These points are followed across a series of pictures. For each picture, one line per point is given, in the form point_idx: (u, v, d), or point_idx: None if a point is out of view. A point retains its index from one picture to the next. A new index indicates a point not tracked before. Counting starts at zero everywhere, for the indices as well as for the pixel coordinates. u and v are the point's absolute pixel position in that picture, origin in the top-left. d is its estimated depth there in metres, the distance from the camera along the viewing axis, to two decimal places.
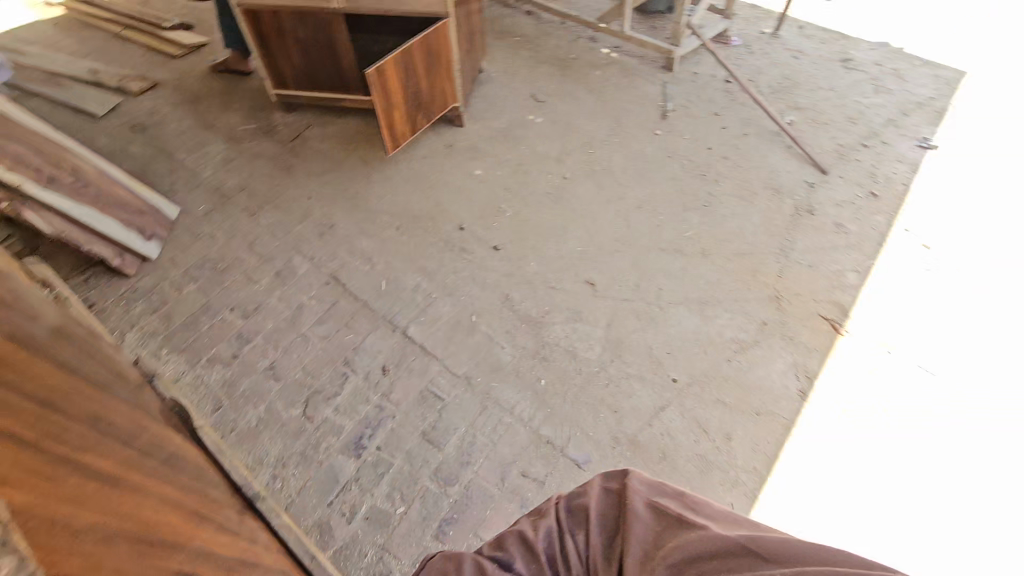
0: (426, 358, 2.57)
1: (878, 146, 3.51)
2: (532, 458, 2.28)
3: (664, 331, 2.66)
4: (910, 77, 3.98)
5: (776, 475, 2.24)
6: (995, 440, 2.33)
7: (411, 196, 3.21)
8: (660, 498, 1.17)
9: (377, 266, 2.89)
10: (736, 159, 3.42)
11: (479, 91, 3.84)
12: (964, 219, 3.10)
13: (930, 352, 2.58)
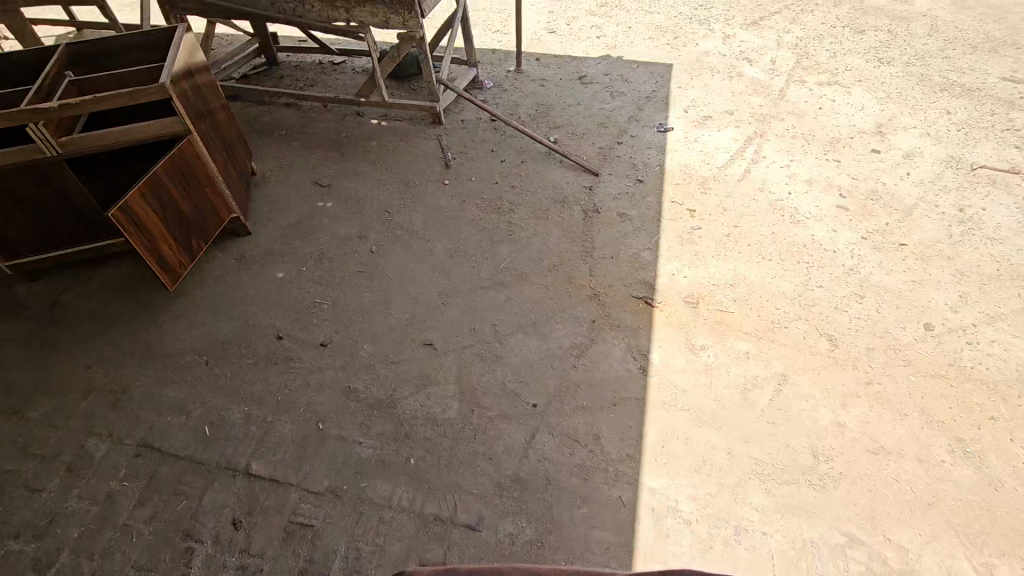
0: (280, 490, 2.31)
1: (629, 140, 4.05)
2: (425, 544, 2.15)
3: (509, 363, 2.72)
4: (634, 78, 4.70)
5: (648, 453, 2.38)
6: (789, 350, 2.74)
7: (213, 323, 2.92)
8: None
9: (194, 412, 2.56)
10: (522, 185, 3.69)
11: (258, 193, 3.68)
12: (709, 180, 3.69)
13: (724, 295, 2.99)
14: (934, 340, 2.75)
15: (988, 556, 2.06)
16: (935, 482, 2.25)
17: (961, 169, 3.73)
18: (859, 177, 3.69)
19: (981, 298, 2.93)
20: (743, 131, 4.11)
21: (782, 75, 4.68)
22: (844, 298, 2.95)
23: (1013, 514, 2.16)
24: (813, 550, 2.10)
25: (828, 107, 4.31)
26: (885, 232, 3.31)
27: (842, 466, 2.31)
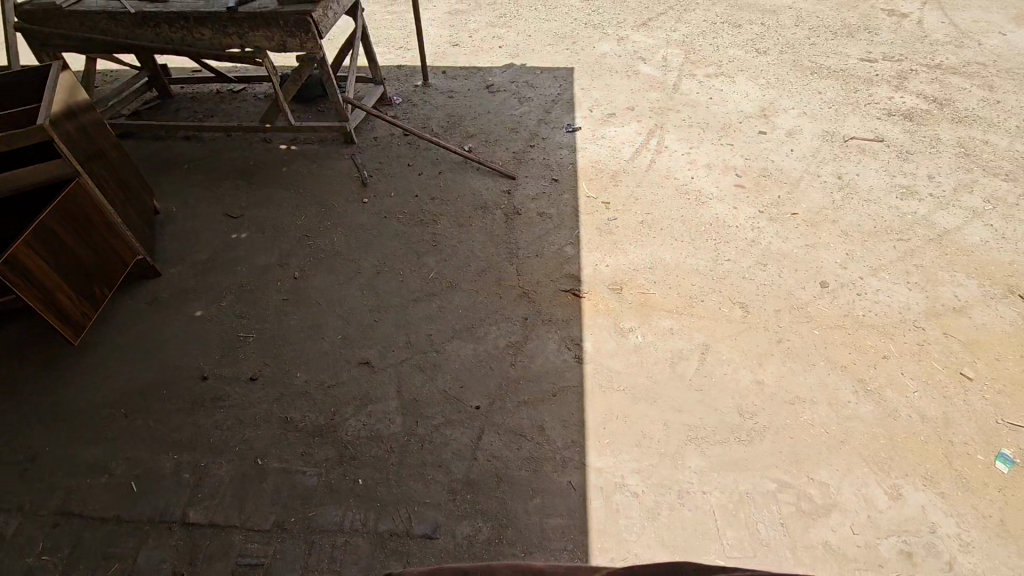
0: (223, 534, 2.20)
1: (541, 142, 4.20)
2: (384, 561, 2.12)
3: (448, 370, 2.74)
4: (539, 84, 4.87)
5: (591, 436, 2.48)
6: (704, 323, 2.93)
7: (128, 372, 2.74)
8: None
9: (117, 469, 2.39)
10: (441, 195, 3.73)
11: (164, 232, 3.49)
12: (620, 173, 3.90)
13: (645, 279, 3.16)
14: (830, 295, 3.04)
15: (894, 478, 2.31)
16: (844, 421, 2.50)
17: (835, 141, 4.15)
18: (751, 157, 4.02)
19: (864, 253, 3.28)
20: (643, 124, 4.37)
21: (674, 70, 5.01)
22: (750, 268, 3.20)
23: (911, 438, 2.43)
24: (748, 500, 2.26)
25: (717, 96, 4.66)
26: (778, 204, 3.63)
27: (765, 420, 2.51)
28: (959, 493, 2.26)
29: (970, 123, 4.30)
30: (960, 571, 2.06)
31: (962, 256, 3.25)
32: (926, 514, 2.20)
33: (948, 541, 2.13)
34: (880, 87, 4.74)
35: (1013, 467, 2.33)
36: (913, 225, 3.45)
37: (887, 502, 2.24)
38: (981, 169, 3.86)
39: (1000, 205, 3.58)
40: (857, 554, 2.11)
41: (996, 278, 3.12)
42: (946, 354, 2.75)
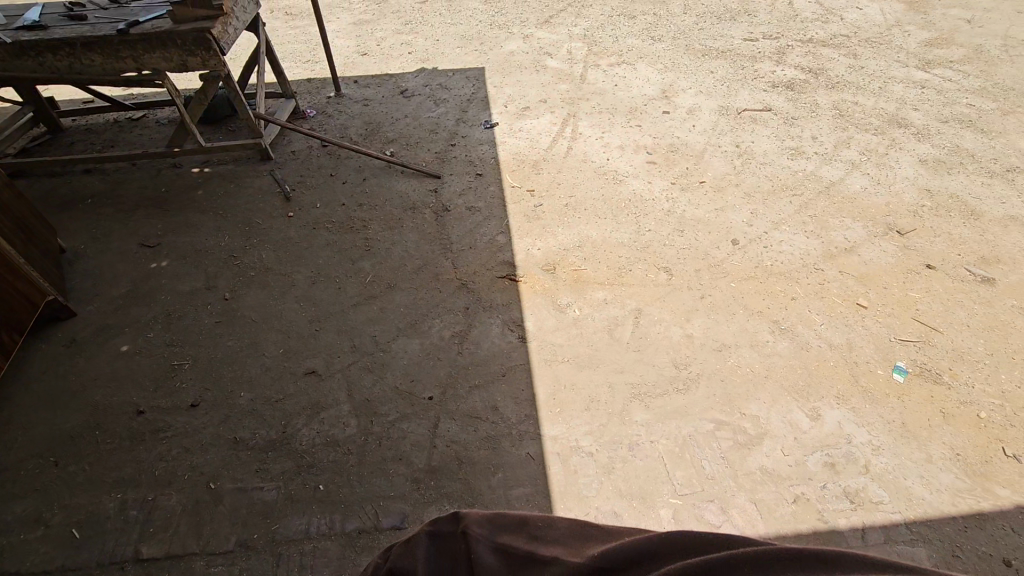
0: (182, 563, 2.13)
1: (461, 141, 4.29)
2: (356, 558, 2.13)
3: (397, 367, 2.78)
4: (452, 85, 4.97)
5: (543, 407, 2.60)
6: (634, 288, 3.12)
7: (53, 418, 2.57)
8: (503, 536, 1.15)
9: (53, 519, 2.24)
10: (368, 201, 3.74)
11: (74, 271, 3.29)
12: (540, 162, 4.06)
13: (575, 257, 3.32)
14: (741, 251, 3.33)
15: (812, 401, 2.58)
16: (766, 358, 2.76)
17: (730, 115, 4.52)
18: (659, 135, 4.30)
19: (766, 210, 3.61)
20: (557, 113, 4.56)
21: (580, 62, 5.27)
22: (669, 235, 3.45)
23: (822, 365, 2.72)
24: (691, 441, 2.45)
25: (621, 83, 4.95)
26: (688, 175, 3.91)
27: (698, 369, 2.72)
28: (866, 405, 2.56)
29: (841, 88, 4.81)
30: (875, 471, 2.34)
31: (847, 203, 3.65)
32: (842, 428, 2.48)
33: (862, 447, 2.41)
34: (763, 63, 5.20)
35: (907, 376, 2.67)
36: (803, 181, 3.83)
37: (809, 422, 2.50)
38: (855, 127, 4.35)
39: (873, 156, 4.05)
40: (790, 472, 2.34)
41: (876, 219, 3.53)
42: (843, 289, 3.09)
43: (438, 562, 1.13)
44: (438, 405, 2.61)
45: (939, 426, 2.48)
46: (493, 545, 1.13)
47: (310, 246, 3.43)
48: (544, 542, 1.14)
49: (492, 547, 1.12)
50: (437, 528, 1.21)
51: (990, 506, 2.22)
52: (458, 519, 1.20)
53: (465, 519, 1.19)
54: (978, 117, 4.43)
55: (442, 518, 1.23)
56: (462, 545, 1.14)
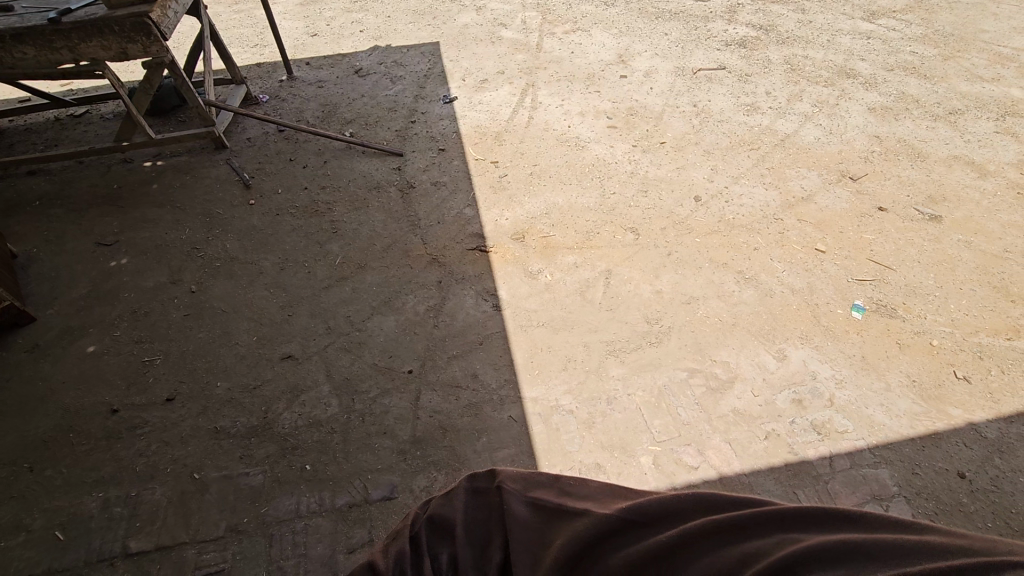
0: (173, 553, 2.13)
1: (421, 117, 4.25)
2: (348, 531, 2.16)
3: (374, 344, 2.78)
4: (407, 62, 4.89)
5: (522, 370, 2.65)
6: (603, 250, 3.18)
7: (24, 425, 2.51)
8: (536, 492, 1.04)
9: (35, 523, 2.21)
10: (331, 183, 3.69)
11: (29, 275, 3.17)
12: (503, 134, 4.05)
13: (543, 224, 3.35)
14: (704, 207, 3.41)
15: (778, 343, 2.69)
16: (733, 307, 2.86)
17: (686, 75, 4.57)
18: (618, 100, 4.33)
19: (726, 166, 3.69)
20: (516, 84, 4.55)
21: (535, 31, 5.22)
22: (634, 196, 3.51)
23: (786, 309, 2.84)
24: (666, 391, 2.54)
25: (578, 50, 4.94)
26: (648, 137, 3.96)
27: (668, 322, 2.81)
28: (828, 342, 2.69)
29: (792, 43, 4.90)
30: (839, 403, 2.46)
31: (803, 154, 3.76)
32: (807, 366, 2.60)
33: (826, 382, 2.54)
34: (716, 22, 5.25)
35: (865, 312, 2.80)
36: (759, 136, 3.93)
37: (776, 363, 2.62)
38: (807, 80, 4.45)
39: (825, 107, 4.16)
40: (760, 411, 2.45)
41: (830, 167, 3.65)
42: (802, 236, 3.20)
43: (472, 513, 1.03)
44: (418, 378, 2.64)
45: (895, 356, 2.62)
46: (526, 499, 1.02)
47: (275, 233, 3.37)
48: (576, 496, 1.01)
49: (524, 500, 1.02)
50: (474, 482, 1.10)
51: (943, 426, 2.37)
52: (494, 474, 1.09)
53: (500, 474, 1.09)
54: (921, 63, 4.58)
55: (480, 473, 1.12)
56: (496, 500, 1.04)
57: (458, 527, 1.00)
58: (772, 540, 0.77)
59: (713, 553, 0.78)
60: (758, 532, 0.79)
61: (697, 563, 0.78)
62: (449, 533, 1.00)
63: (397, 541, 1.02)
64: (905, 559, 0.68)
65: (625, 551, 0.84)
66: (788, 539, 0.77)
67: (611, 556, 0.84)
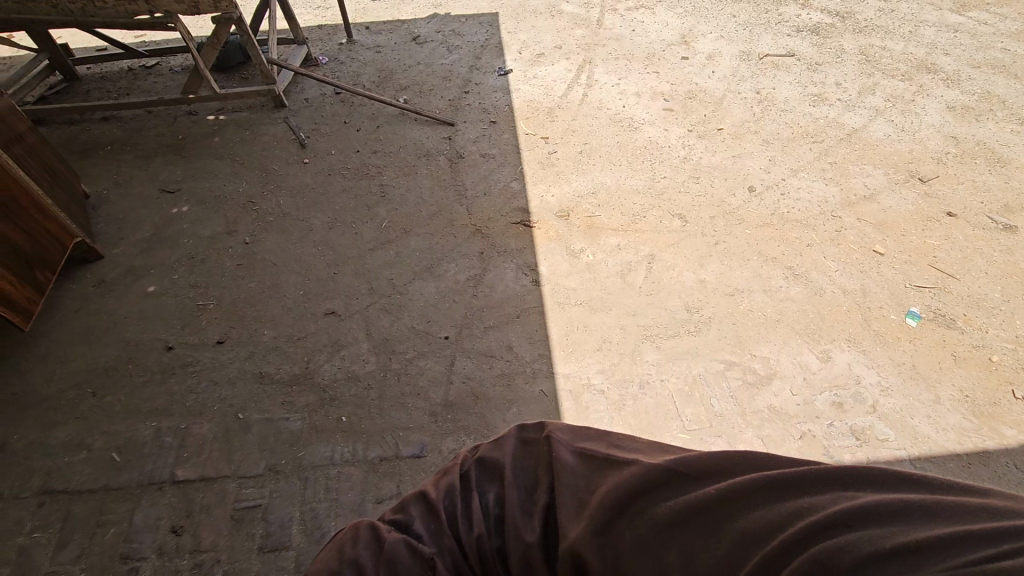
0: (216, 485, 2.27)
1: (475, 88, 4.23)
2: (378, 483, 2.25)
3: (413, 308, 2.85)
4: (465, 31, 4.86)
5: (556, 346, 2.66)
6: (648, 234, 3.13)
7: (89, 353, 2.70)
8: (584, 444, 1.00)
9: (95, 444, 2.38)
10: (383, 148, 3.75)
11: (99, 215, 3.36)
12: (555, 110, 4.01)
13: (589, 204, 3.32)
14: (758, 198, 3.31)
15: (823, 344, 2.61)
16: (779, 302, 2.78)
17: (752, 60, 4.39)
18: (677, 82, 4.20)
19: (785, 158, 3.55)
20: (573, 60, 4.47)
21: (597, 6, 5.10)
22: (685, 182, 3.42)
23: (835, 310, 2.74)
24: (701, 380, 2.51)
25: (639, 27, 4.80)
26: (705, 122, 3.84)
27: (709, 312, 2.76)
28: (877, 348, 2.59)
29: (869, 33, 4.62)
30: (883, 410, 2.38)
31: (869, 151, 3.58)
32: (852, 369, 2.52)
33: (871, 388, 2.45)
34: (789, 7, 4.99)
35: (920, 321, 2.68)
36: (824, 128, 3.75)
37: (819, 364, 2.54)
38: (882, 73, 4.20)
39: (899, 103, 3.93)
40: (797, 410, 2.40)
41: (898, 166, 3.46)
42: (860, 236, 3.07)
43: (520, 460, 1.02)
44: (454, 344, 2.69)
45: (949, 368, 2.51)
46: (575, 448, 0.99)
47: (325, 193, 3.46)
48: (625, 449, 0.97)
49: (573, 449, 0.99)
50: (524, 432, 1.08)
51: (994, 445, 2.26)
52: (544, 426, 1.07)
53: (551, 425, 1.06)
54: (1012, 62, 4.25)
55: (530, 425, 1.10)
56: (545, 449, 1.01)
57: (505, 468, 1.00)
58: (828, 495, 0.70)
59: (764, 508, 0.73)
60: (812, 489, 0.73)
61: (746, 517, 0.73)
62: (497, 474, 1.01)
63: (447, 477, 1.05)
64: (967, 517, 0.62)
65: (673, 502, 0.80)
66: (845, 496, 0.70)
67: (657, 505, 0.81)
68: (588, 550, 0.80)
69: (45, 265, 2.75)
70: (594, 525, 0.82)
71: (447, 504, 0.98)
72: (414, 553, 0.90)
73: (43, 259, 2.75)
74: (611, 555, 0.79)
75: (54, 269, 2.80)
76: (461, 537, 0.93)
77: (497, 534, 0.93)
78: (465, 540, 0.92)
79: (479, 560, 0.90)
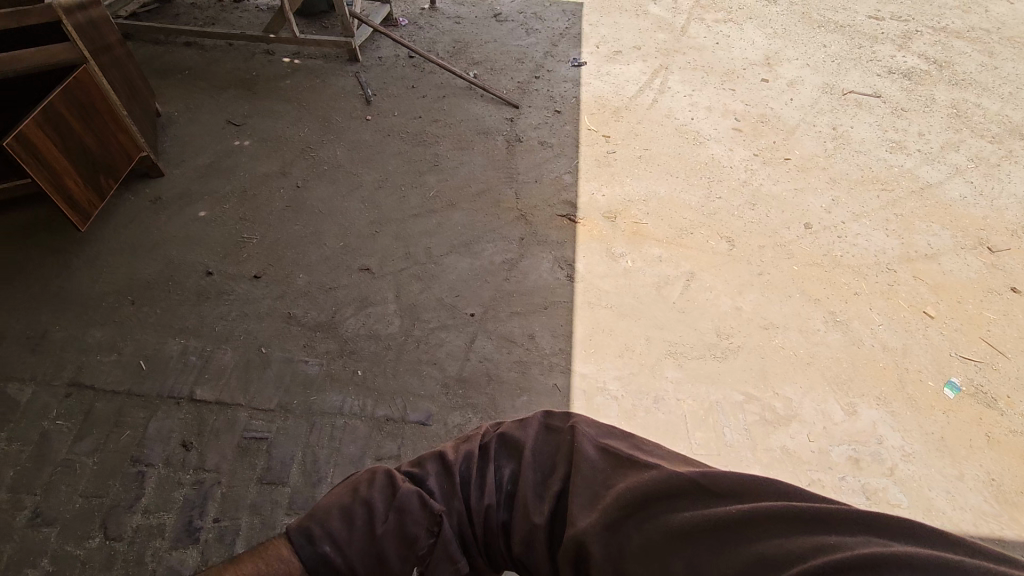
0: (228, 411, 2.35)
1: (546, 75, 4.20)
2: (380, 441, 2.30)
3: (445, 280, 2.87)
4: (546, 16, 4.81)
5: (578, 344, 2.65)
6: (692, 251, 3.07)
7: (135, 263, 2.82)
8: (608, 441, 1.00)
9: (125, 349, 2.50)
10: (445, 118, 3.77)
11: (166, 135, 3.49)
12: (622, 110, 3.94)
13: (638, 210, 3.27)
14: (812, 236, 3.20)
15: (851, 396, 2.52)
16: (813, 345, 2.70)
17: (834, 94, 4.22)
18: (751, 103, 4.08)
19: (849, 200, 3.42)
20: (649, 63, 4.38)
21: (684, 13, 4.97)
22: (739, 206, 3.34)
23: (871, 364, 2.64)
24: (717, 407, 2.46)
25: (724, 42, 4.67)
26: (773, 149, 3.73)
27: (739, 341, 2.70)
28: (907, 411, 2.49)
29: (965, 87, 4.38)
30: (900, 475, 2.30)
31: (940, 209, 3.41)
32: (876, 428, 2.43)
33: (892, 451, 2.36)
34: (885, 46, 4.77)
35: (959, 393, 2.56)
36: (896, 177, 3.59)
37: (843, 416, 2.46)
38: (970, 131, 3.98)
39: (982, 165, 3.72)
40: (810, 457, 2.33)
41: (969, 230, 3.29)
42: (912, 295, 2.94)
43: (541, 444, 1.02)
44: (478, 323, 2.70)
45: (980, 448, 2.39)
46: (598, 443, 0.98)
47: (380, 152, 3.50)
48: (648, 454, 0.96)
49: (596, 444, 0.98)
50: (550, 418, 1.08)
51: (1012, 535, 2.15)
52: (571, 416, 1.06)
53: (578, 417, 1.05)
54: None
55: (558, 412, 1.10)
56: (567, 438, 1.01)
57: (524, 450, 1.00)
58: (857, 538, 0.69)
59: (785, 537, 0.71)
60: (839, 529, 0.71)
61: (764, 543, 0.72)
62: (516, 452, 1.01)
63: (467, 443, 1.07)
64: None
65: (689, 513, 0.79)
66: (876, 541, 0.68)
67: (671, 515, 0.80)
68: (593, 543, 0.81)
69: (109, 173, 2.88)
70: (603, 520, 0.83)
71: (463, 469, 1.01)
72: (424, 510, 0.95)
73: (110, 167, 2.87)
74: (614, 553, 0.80)
75: (117, 178, 2.92)
76: (470, 504, 0.97)
77: (505, 509, 0.96)
78: (474, 508, 0.96)
79: (483, 528, 0.95)
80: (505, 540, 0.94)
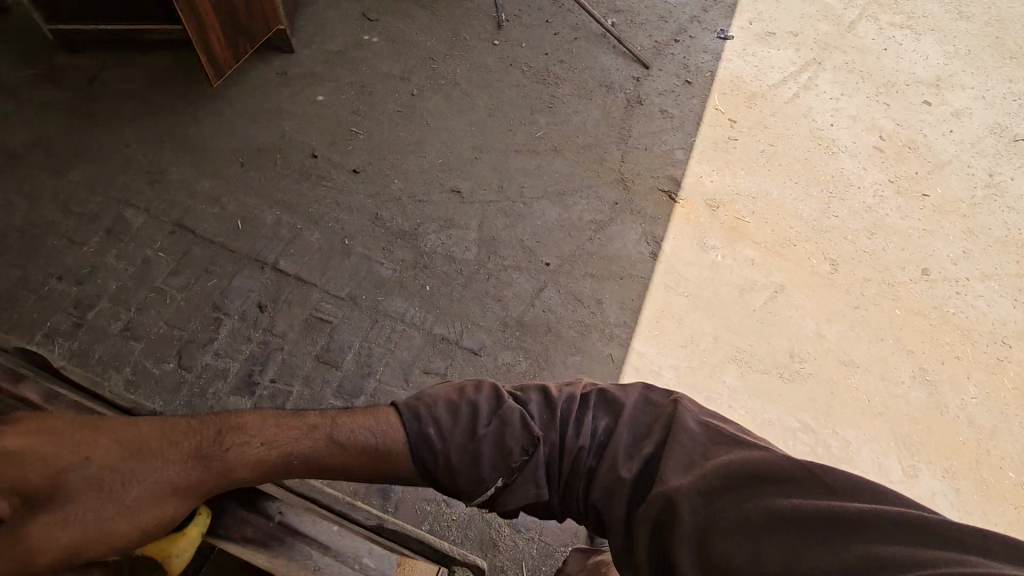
0: (304, 288, 2.49)
1: (686, 41, 3.93)
2: (432, 356, 2.38)
3: (530, 223, 2.85)
4: None
5: (643, 323, 2.59)
6: (788, 264, 2.88)
7: (251, 129, 2.96)
8: (710, 420, 1.12)
9: (228, 206, 2.67)
10: (571, 61, 3.63)
11: (304, 14, 3.56)
12: (756, 97, 3.66)
13: (744, 206, 3.09)
14: (926, 283, 2.92)
15: (914, 459, 2.36)
16: (891, 396, 2.52)
17: (1002, 137, 3.73)
18: (903, 124, 3.67)
19: (981, 257, 3.07)
20: (802, 53, 4.00)
21: (858, 7, 4.46)
22: (855, 231, 3.08)
23: (948, 433, 2.44)
24: (768, 426, 2.38)
25: (893, 49, 4.18)
26: (912, 180, 3.37)
27: (812, 368, 2.55)
28: (972, 493, 2.31)
29: None
30: None
31: None
32: (931, 499, 2.28)
33: None
34: None
35: None
36: None
37: (899, 475, 2.32)
38: None
39: None
40: None
41: None
42: (1020, 376, 2.66)
43: (639, 410, 1.17)
44: (550, 273, 2.69)
45: None
46: (699, 420, 1.10)
47: (499, 80, 3.44)
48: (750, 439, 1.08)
49: (696, 420, 1.11)
50: (651, 391, 1.21)
51: None
52: (672, 393, 1.19)
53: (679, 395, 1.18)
54: None
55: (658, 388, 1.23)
56: (667, 410, 1.14)
57: (625, 411, 1.15)
58: (961, 554, 0.80)
59: (888, 540, 0.84)
60: (944, 543, 0.82)
61: (868, 542, 0.84)
62: (615, 412, 1.17)
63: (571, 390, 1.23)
64: None
65: (791, 500, 0.92)
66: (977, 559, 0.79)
67: (773, 498, 0.93)
68: (686, 503, 0.97)
69: (248, 37, 2.99)
70: (698, 485, 0.98)
71: (565, 409, 1.18)
72: (518, 437, 1.13)
73: (250, 31, 2.98)
74: (709, 516, 0.95)
75: (253, 44, 3.03)
76: (565, 440, 1.14)
77: (594, 456, 1.13)
78: (568, 446, 1.13)
79: (570, 465, 1.13)
80: (584, 482, 1.11)
